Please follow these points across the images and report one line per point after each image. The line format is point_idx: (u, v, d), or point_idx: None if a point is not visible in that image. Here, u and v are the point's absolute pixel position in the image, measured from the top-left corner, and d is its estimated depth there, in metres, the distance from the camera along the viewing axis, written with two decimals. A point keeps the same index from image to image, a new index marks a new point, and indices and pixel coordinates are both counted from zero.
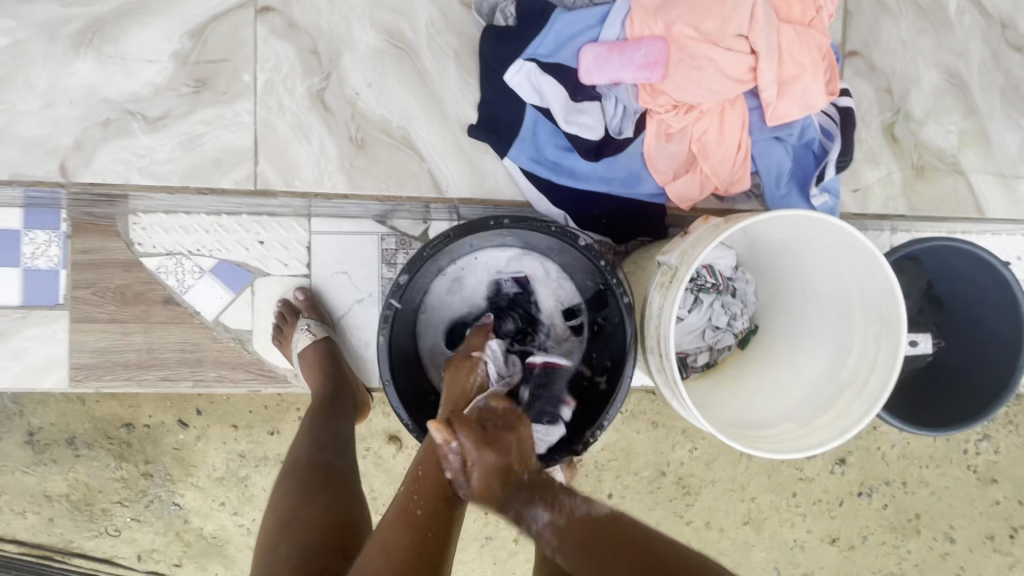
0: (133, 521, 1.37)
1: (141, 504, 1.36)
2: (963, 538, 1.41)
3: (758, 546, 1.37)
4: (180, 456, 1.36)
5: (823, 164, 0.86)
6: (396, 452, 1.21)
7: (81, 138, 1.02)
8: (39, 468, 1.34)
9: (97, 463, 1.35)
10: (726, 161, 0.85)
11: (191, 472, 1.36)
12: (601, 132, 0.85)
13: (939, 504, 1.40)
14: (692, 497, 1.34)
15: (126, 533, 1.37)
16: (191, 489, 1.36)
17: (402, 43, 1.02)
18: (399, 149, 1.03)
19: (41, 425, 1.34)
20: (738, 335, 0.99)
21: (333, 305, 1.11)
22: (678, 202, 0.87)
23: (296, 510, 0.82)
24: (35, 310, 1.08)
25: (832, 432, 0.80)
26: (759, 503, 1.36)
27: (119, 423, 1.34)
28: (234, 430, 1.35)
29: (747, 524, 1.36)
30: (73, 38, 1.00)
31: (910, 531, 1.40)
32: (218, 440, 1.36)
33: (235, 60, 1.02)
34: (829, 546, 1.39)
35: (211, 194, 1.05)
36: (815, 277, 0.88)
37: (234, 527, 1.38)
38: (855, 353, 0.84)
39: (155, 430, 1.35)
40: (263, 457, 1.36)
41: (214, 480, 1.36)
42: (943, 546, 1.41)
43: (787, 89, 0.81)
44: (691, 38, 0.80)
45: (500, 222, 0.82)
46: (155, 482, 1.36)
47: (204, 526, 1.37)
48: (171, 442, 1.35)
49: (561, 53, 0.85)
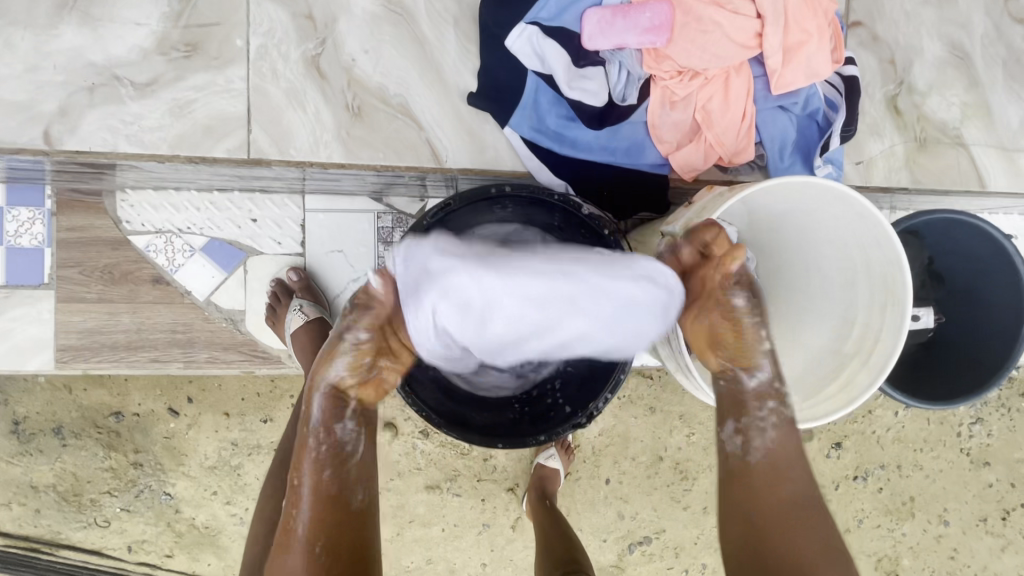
0: (123, 511, 1.33)
1: (130, 494, 1.33)
2: (957, 520, 1.42)
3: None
4: (170, 445, 1.33)
5: (828, 135, 0.85)
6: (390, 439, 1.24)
7: (66, 105, 0.98)
8: (25, 458, 1.30)
9: (84, 453, 1.31)
10: (731, 131, 0.83)
11: (182, 461, 1.33)
12: (604, 98, 0.83)
13: (934, 486, 1.40)
14: (690, 482, 1.32)
15: (116, 524, 1.34)
16: (182, 478, 1.34)
17: (400, 8, 0.99)
18: (397, 118, 1.00)
19: (27, 414, 1.30)
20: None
21: (328, 285, 1.09)
22: (681, 171, 0.85)
23: (279, 513, 0.92)
24: (19, 289, 1.05)
25: (838, 402, 0.80)
26: None
27: (107, 411, 1.31)
28: (226, 418, 1.33)
29: None
30: (59, 1, 0.97)
31: (905, 514, 1.41)
32: (209, 428, 1.33)
33: (227, 24, 0.99)
34: None
35: (203, 165, 1.01)
36: (818, 251, 0.88)
37: (227, 517, 1.35)
38: (861, 323, 0.83)
39: (145, 419, 1.32)
40: (256, 445, 1.34)
41: (206, 469, 1.34)
42: (937, 529, 1.41)
43: (792, 56, 0.80)
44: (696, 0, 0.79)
45: (502, 190, 0.82)
46: (145, 471, 1.33)
47: (196, 516, 1.35)
48: (161, 431, 1.32)
49: (565, 16, 0.83)
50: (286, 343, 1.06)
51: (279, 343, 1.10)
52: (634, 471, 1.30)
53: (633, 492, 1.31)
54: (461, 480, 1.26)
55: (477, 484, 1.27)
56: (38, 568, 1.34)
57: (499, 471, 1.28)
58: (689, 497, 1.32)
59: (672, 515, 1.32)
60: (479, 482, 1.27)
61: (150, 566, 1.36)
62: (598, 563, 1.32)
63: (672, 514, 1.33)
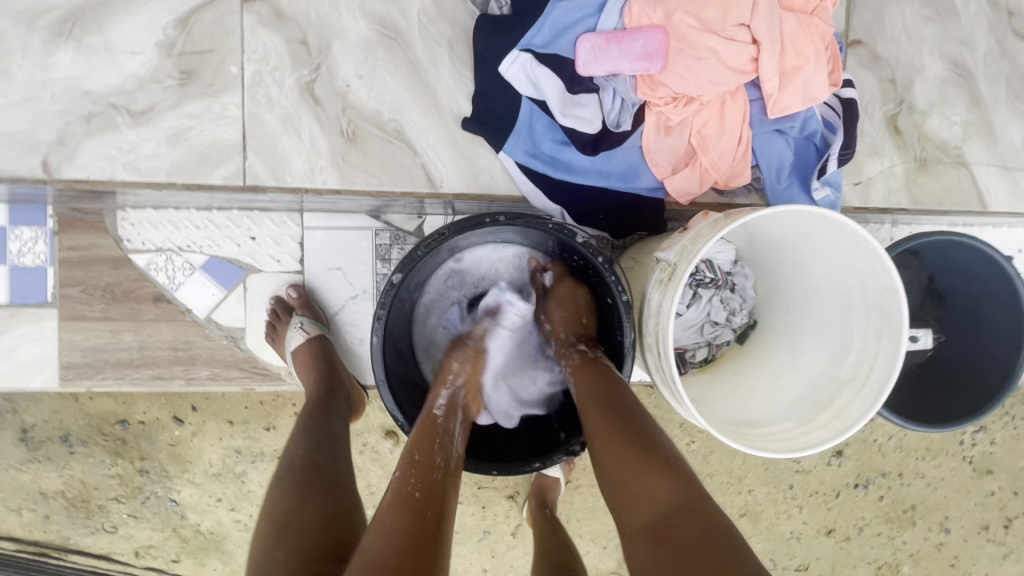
0: (130, 517, 1.36)
1: (137, 500, 1.35)
2: (958, 529, 1.41)
3: (753, 537, 1.39)
4: (175, 452, 1.35)
5: (825, 158, 0.85)
6: (392, 447, 1.28)
7: (63, 134, 1.01)
8: (33, 465, 1.33)
9: (91, 460, 1.34)
10: (727, 155, 0.82)
11: (187, 468, 1.36)
12: (598, 125, 0.81)
13: (935, 495, 1.40)
14: None
15: (123, 530, 1.36)
16: (187, 485, 1.36)
17: (394, 33, 0.99)
18: (391, 144, 1.01)
19: (34, 422, 1.32)
20: (737, 331, 1.01)
21: (327, 302, 1.10)
22: (677, 196, 0.84)
23: (293, 511, 0.81)
24: (23, 308, 1.07)
25: (831, 431, 0.80)
26: (756, 495, 1.37)
27: (113, 419, 1.33)
28: (230, 426, 1.35)
29: (744, 516, 1.37)
30: (53, 29, 0.98)
31: (905, 521, 1.41)
32: (213, 436, 1.35)
33: (221, 51, 1.00)
34: (826, 537, 1.40)
35: (199, 190, 1.03)
36: (817, 274, 0.89)
37: (232, 522, 1.37)
38: (856, 350, 0.84)
39: (150, 427, 1.34)
40: (259, 452, 1.36)
41: (210, 476, 1.36)
42: (938, 537, 1.41)
43: (788, 81, 0.78)
44: (692, 27, 0.75)
45: (497, 220, 0.76)
46: (150, 478, 1.35)
47: (201, 522, 1.37)
48: (166, 439, 1.34)
49: (558, 44, 0.80)
50: (287, 361, 1.07)
51: (278, 360, 1.11)
52: None
53: None
54: (462, 488, 1.28)
55: (478, 492, 1.29)
56: (47, 572, 1.37)
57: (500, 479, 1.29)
58: None
59: None
60: (480, 490, 1.29)
61: (157, 570, 1.38)
62: (597, 570, 1.33)
63: None
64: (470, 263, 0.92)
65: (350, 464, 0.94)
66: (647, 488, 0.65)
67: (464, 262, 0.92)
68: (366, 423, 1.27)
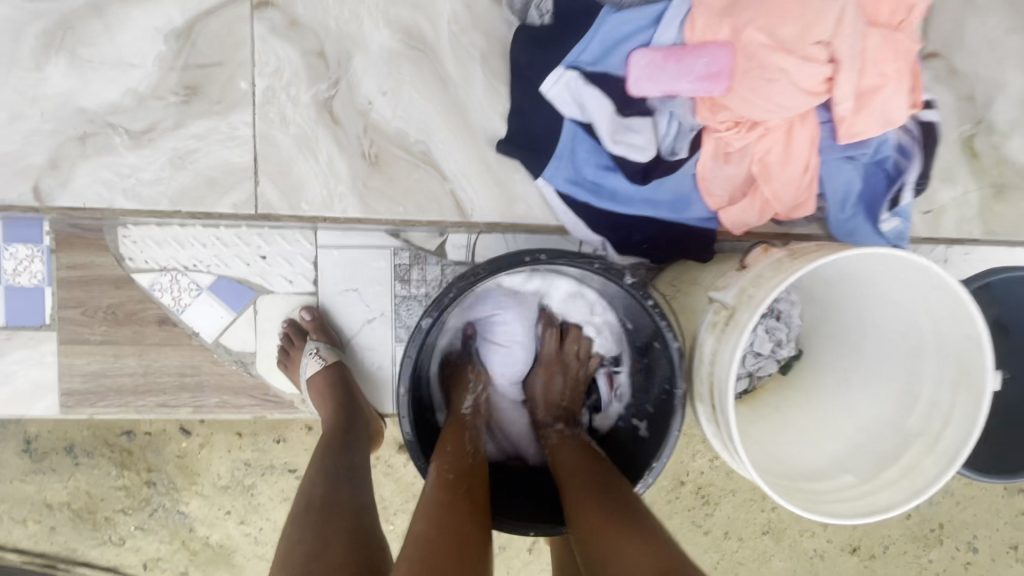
0: (137, 529, 1.31)
1: (144, 512, 1.31)
2: (986, 547, 1.35)
3: (776, 556, 1.33)
4: (183, 463, 1.30)
5: (897, 187, 0.77)
6: (406, 460, 1.23)
7: (56, 156, 0.93)
8: (37, 476, 1.28)
9: (97, 471, 1.29)
10: (791, 185, 0.73)
11: (195, 480, 1.31)
12: (652, 153, 0.73)
13: (964, 514, 1.33)
14: (711, 506, 1.30)
15: (131, 542, 1.32)
16: (195, 497, 1.31)
17: (421, 43, 0.91)
18: (417, 167, 0.93)
19: (38, 433, 1.28)
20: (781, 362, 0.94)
21: (341, 325, 1.03)
22: (732, 228, 0.76)
23: (314, 557, 0.73)
24: (20, 331, 1.00)
25: (901, 492, 0.74)
26: (780, 512, 1.32)
27: (119, 430, 1.29)
28: (239, 438, 1.30)
29: (767, 533, 1.32)
30: (47, 37, 0.90)
31: (932, 540, 1.34)
32: (222, 448, 1.30)
33: (230, 64, 0.91)
34: (850, 555, 1.34)
35: (205, 220, 0.96)
36: (879, 312, 0.81)
37: (242, 536, 1.33)
38: (924, 400, 0.77)
39: (157, 438, 1.29)
40: (269, 465, 1.30)
41: (219, 488, 1.31)
42: (965, 556, 1.35)
43: (865, 103, 0.69)
44: (765, 45, 0.65)
45: (537, 258, 0.69)
46: (159, 490, 1.30)
47: (210, 534, 1.33)
48: (174, 450, 1.30)
49: (610, 60, 0.71)
50: (301, 389, 1.01)
51: (292, 387, 1.05)
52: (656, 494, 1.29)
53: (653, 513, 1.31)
54: None
55: None
56: None
57: None
58: (710, 521, 1.30)
59: (690, 538, 1.31)
60: None
61: None
62: None
63: (691, 537, 1.31)
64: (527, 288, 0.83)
65: (372, 496, 0.87)
66: (615, 554, 0.59)
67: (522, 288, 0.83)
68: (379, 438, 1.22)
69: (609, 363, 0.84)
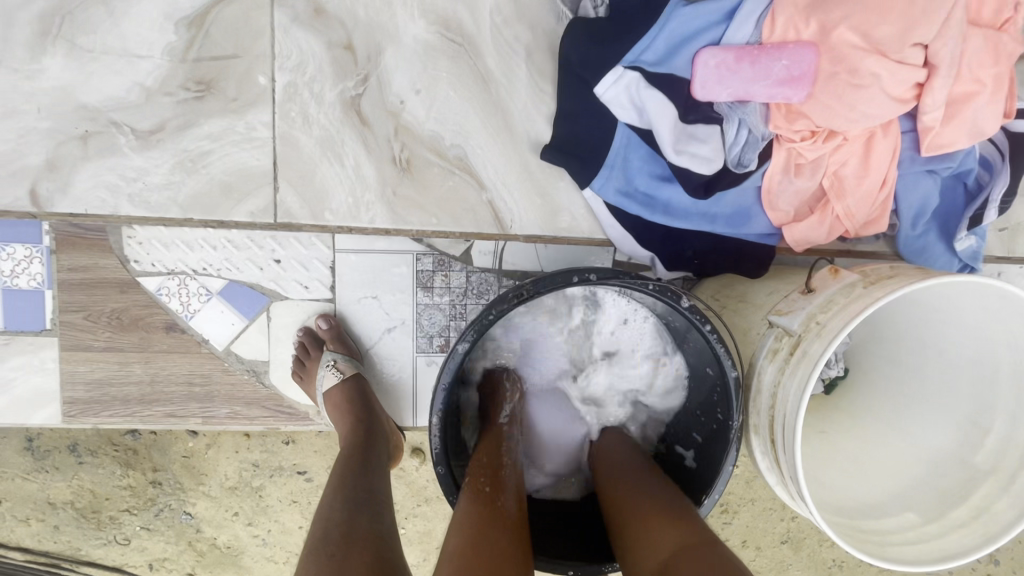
0: (143, 529, 1.27)
1: (149, 513, 1.26)
2: (1009, 558, 1.29)
3: (794, 564, 1.28)
4: (189, 464, 1.25)
5: (980, 206, 0.69)
6: (419, 465, 1.18)
7: (54, 159, 0.86)
8: (39, 474, 1.23)
9: (101, 471, 1.24)
10: (866, 201, 0.66)
11: (202, 480, 1.26)
12: (718, 165, 0.66)
13: None
14: (730, 515, 1.25)
15: (136, 542, 1.28)
16: (202, 498, 1.27)
17: (460, 37, 0.83)
18: (453, 174, 0.86)
19: (41, 430, 1.23)
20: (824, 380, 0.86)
21: (359, 334, 0.97)
22: (795, 246, 0.69)
23: None
24: (19, 336, 0.94)
25: (972, 537, 0.69)
26: (799, 522, 1.27)
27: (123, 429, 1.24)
28: (247, 439, 1.25)
29: (785, 543, 1.27)
30: (49, 23, 0.82)
31: None
32: (229, 448, 1.25)
33: (247, 57, 0.84)
34: (869, 566, 1.30)
35: (219, 228, 0.90)
36: (947, 336, 0.74)
37: (249, 538, 1.29)
38: (998, 435, 0.71)
39: (162, 438, 1.24)
40: (278, 467, 1.26)
41: (227, 490, 1.27)
42: (984, 567, 1.29)
43: (955, 112, 0.62)
44: (856, 47, 0.58)
45: (586, 278, 0.62)
46: (164, 490, 1.26)
47: (218, 536, 1.28)
48: (179, 451, 1.25)
49: (674, 61, 0.64)
50: (317, 402, 0.95)
51: (308, 399, 0.99)
52: None
53: None
54: None
55: None
56: None
57: None
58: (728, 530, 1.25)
59: None
60: None
61: None
62: None
63: None
64: (569, 305, 0.74)
65: (393, 524, 0.81)
66: (650, 537, 0.59)
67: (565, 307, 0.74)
68: None
69: (655, 378, 0.76)
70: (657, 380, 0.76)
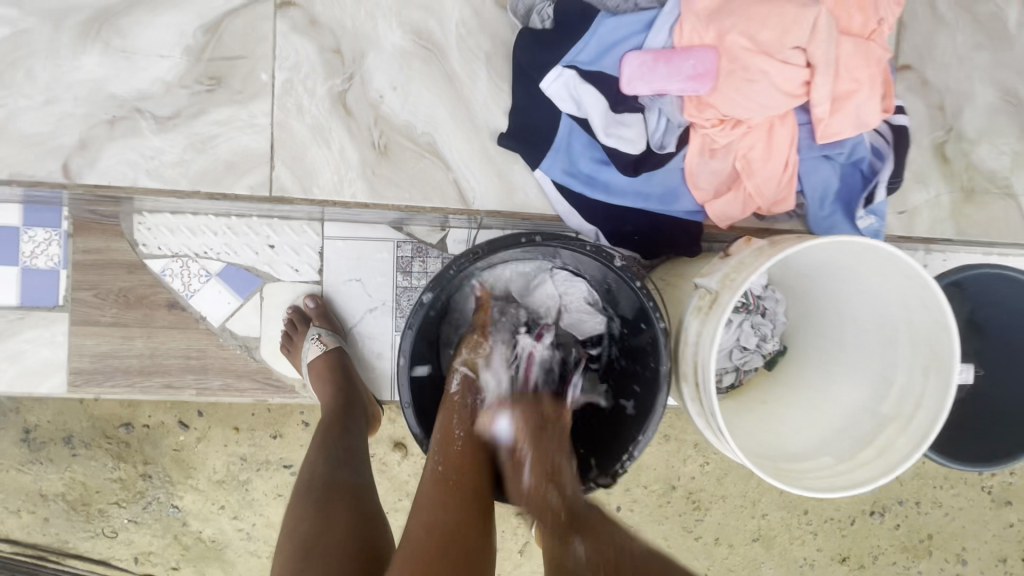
0: (131, 522, 1.32)
1: (138, 505, 1.32)
2: (975, 560, 1.39)
3: (766, 563, 1.36)
4: (179, 458, 1.32)
5: (873, 186, 0.81)
6: (401, 459, 1.26)
7: (86, 138, 0.97)
8: (34, 466, 1.29)
9: (94, 463, 1.30)
10: (773, 180, 0.78)
11: (190, 474, 1.32)
12: (642, 146, 0.78)
13: (952, 524, 1.37)
14: (702, 511, 1.33)
15: (123, 535, 1.33)
16: (190, 491, 1.33)
17: (431, 44, 0.97)
18: (423, 157, 0.98)
19: (39, 422, 1.29)
20: (766, 356, 0.98)
21: (345, 314, 1.07)
22: (717, 221, 0.81)
23: (321, 532, 0.80)
24: (34, 311, 1.04)
25: (873, 471, 0.78)
26: (770, 520, 1.35)
27: (118, 422, 1.30)
28: (237, 432, 1.32)
29: (757, 541, 1.35)
30: (81, 29, 0.95)
31: (921, 551, 1.38)
32: (219, 442, 1.32)
33: (252, 58, 0.97)
34: (839, 564, 1.38)
35: (222, 200, 0.99)
36: (856, 304, 0.86)
37: (234, 531, 1.34)
38: (899, 386, 0.81)
39: (154, 431, 1.31)
40: (265, 461, 1.33)
41: (214, 483, 1.33)
42: (954, 567, 1.39)
43: (840, 106, 0.75)
44: (746, 48, 0.71)
45: (532, 240, 0.73)
46: (154, 483, 1.32)
47: (203, 529, 1.34)
48: (170, 444, 1.31)
49: (603, 61, 0.77)
50: (303, 373, 1.04)
51: (294, 372, 1.08)
52: (645, 499, 1.32)
53: (643, 519, 1.32)
54: None
55: None
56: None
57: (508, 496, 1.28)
58: (701, 526, 1.33)
59: (681, 543, 1.34)
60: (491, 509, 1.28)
61: None
62: None
63: (682, 543, 1.34)
64: (511, 274, 0.88)
65: (372, 476, 0.92)
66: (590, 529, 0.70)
67: (504, 276, 0.87)
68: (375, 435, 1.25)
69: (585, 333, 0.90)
70: (586, 330, 0.90)
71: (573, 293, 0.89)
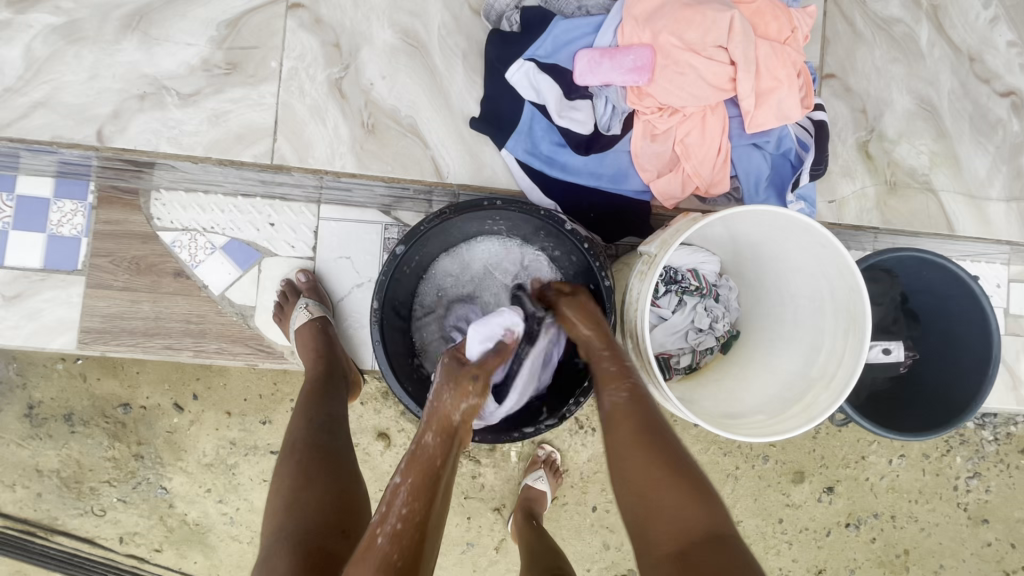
0: (119, 501, 1.38)
1: (129, 484, 1.38)
2: None
3: None
4: (172, 439, 1.38)
5: (799, 172, 0.93)
6: (383, 449, 1.31)
7: (119, 109, 1.12)
8: (34, 441, 1.36)
9: (90, 441, 1.37)
10: (707, 163, 0.92)
11: (180, 457, 1.39)
12: (590, 127, 0.93)
13: (929, 541, 1.39)
14: None
15: (111, 513, 1.39)
16: (179, 473, 1.39)
17: (417, 42, 1.12)
18: (406, 136, 1.12)
19: (42, 399, 1.37)
20: (720, 339, 1.04)
21: (333, 288, 1.17)
22: (662, 200, 0.94)
23: (300, 489, 0.85)
24: (54, 274, 1.15)
25: (798, 420, 0.85)
26: (744, 526, 1.37)
27: (117, 402, 1.38)
28: (228, 417, 1.39)
29: None
30: (122, 21, 1.12)
31: (898, 566, 1.40)
32: (211, 425, 1.38)
33: (264, 48, 1.12)
34: None
35: (230, 167, 1.14)
36: (791, 281, 0.95)
37: (218, 514, 1.39)
38: (825, 350, 0.89)
39: (150, 412, 1.38)
40: (253, 445, 1.39)
41: (203, 466, 1.39)
42: None
43: (764, 100, 0.87)
44: (676, 46, 0.87)
45: (494, 203, 0.86)
46: (145, 463, 1.38)
47: (188, 511, 1.39)
48: (165, 425, 1.38)
49: (559, 55, 0.94)
50: (290, 338, 1.13)
51: (284, 339, 1.17)
52: None
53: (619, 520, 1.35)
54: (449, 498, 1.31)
55: (464, 502, 1.32)
56: (34, 552, 1.38)
57: (486, 490, 1.32)
58: None
59: None
60: (466, 500, 1.32)
61: (138, 559, 1.40)
62: None
63: None
64: (481, 250, 1.00)
65: (350, 440, 0.96)
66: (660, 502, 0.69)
67: (476, 251, 1.00)
68: (360, 424, 1.30)
69: None
70: None
71: (539, 267, 0.99)
